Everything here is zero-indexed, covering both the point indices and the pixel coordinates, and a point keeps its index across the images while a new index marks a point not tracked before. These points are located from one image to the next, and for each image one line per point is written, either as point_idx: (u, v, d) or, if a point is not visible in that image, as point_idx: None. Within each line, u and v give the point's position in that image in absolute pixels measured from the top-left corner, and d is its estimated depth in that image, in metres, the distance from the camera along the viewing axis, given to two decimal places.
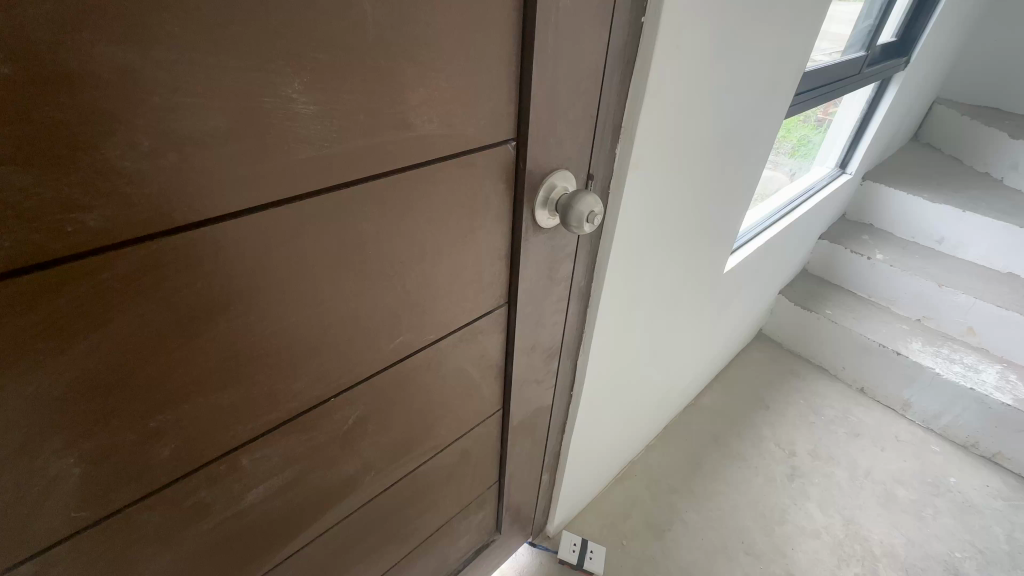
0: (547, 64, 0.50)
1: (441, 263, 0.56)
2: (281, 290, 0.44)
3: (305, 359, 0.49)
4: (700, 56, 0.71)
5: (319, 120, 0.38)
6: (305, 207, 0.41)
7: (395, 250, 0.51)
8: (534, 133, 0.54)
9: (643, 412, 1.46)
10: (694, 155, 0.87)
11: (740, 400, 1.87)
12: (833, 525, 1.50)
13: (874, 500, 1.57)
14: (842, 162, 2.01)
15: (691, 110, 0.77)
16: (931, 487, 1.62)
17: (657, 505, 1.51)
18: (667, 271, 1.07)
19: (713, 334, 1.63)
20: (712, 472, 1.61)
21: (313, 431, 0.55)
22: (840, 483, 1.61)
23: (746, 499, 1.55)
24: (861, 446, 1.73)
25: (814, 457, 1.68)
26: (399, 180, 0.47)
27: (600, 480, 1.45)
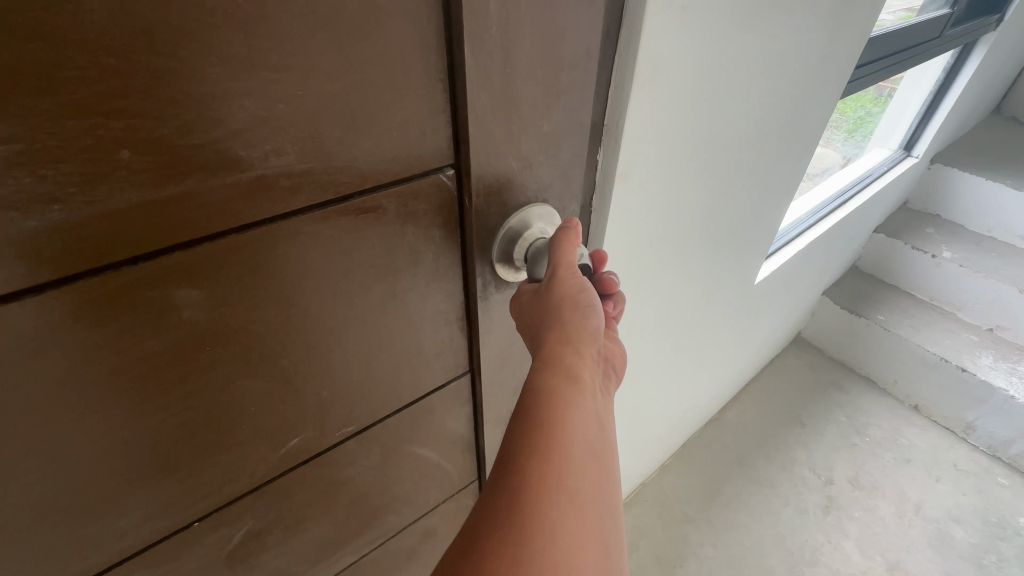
0: (493, 54, 0.30)
1: (347, 346, 0.38)
2: (30, 432, 0.28)
3: (116, 499, 0.34)
4: (721, 23, 0.50)
5: (26, 170, 0.22)
6: (25, 317, 0.25)
7: (257, 341, 0.34)
8: (484, 165, 0.34)
9: (653, 436, 1.30)
10: (713, 155, 0.67)
11: (773, 415, 1.66)
12: (874, 570, 1.31)
13: (924, 541, 1.37)
14: (906, 143, 1.72)
15: (708, 99, 0.57)
16: (996, 528, 1.40)
17: (668, 536, 1.36)
18: (679, 291, 0.89)
19: (740, 348, 1.43)
20: (734, 500, 1.44)
21: (176, 558, 0.41)
22: (885, 519, 1.41)
23: (769, 531, 1.38)
24: (912, 475, 1.51)
25: (855, 487, 1.48)
26: (236, 249, 0.29)
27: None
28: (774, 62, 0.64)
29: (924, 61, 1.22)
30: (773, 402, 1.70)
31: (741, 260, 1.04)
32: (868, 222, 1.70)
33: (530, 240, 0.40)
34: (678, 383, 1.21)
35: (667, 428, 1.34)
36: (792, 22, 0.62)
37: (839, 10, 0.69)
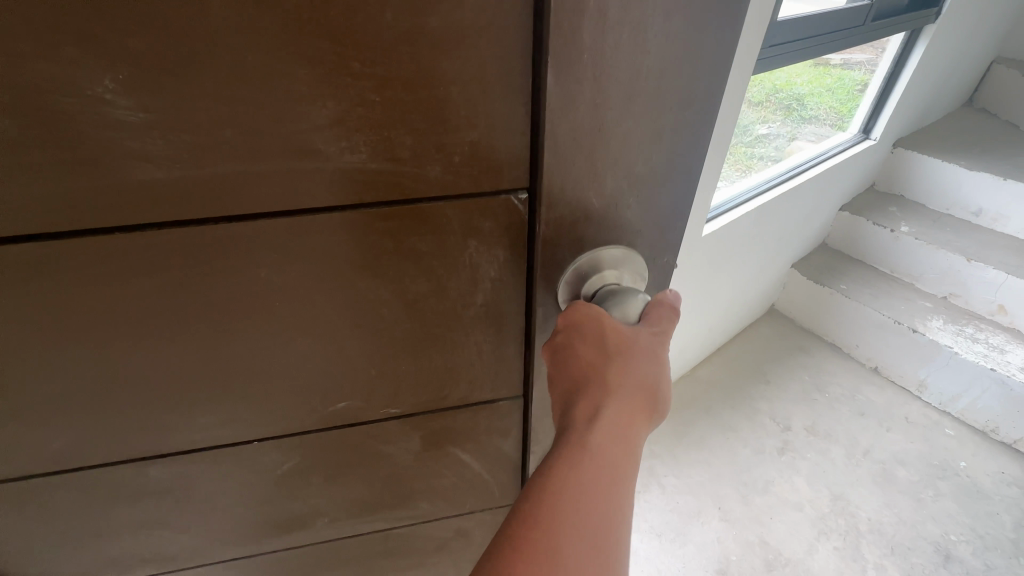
0: (584, 82, 0.28)
1: (397, 335, 0.41)
2: (135, 327, 0.36)
3: (195, 401, 0.42)
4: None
5: (158, 133, 0.28)
6: (145, 244, 0.32)
7: (320, 310, 0.38)
8: (560, 193, 0.33)
9: None
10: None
11: (741, 372, 1.78)
12: (819, 499, 1.48)
13: (868, 478, 1.53)
14: (865, 128, 1.68)
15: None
16: (936, 469, 1.56)
17: None
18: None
19: (700, 326, 1.49)
20: (697, 440, 1.60)
21: (240, 464, 0.48)
22: (835, 460, 1.57)
23: (729, 466, 1.54)
24: (865, 425, 1.65)
25: (810, 433, 1.62)
26: (308, 225, 0.33)
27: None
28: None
29: (835, 50, 1.24)
30: (743, 356, 1.83)
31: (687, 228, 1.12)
32: (822, 207, 1.68)
33: (627, 292, 0.36)
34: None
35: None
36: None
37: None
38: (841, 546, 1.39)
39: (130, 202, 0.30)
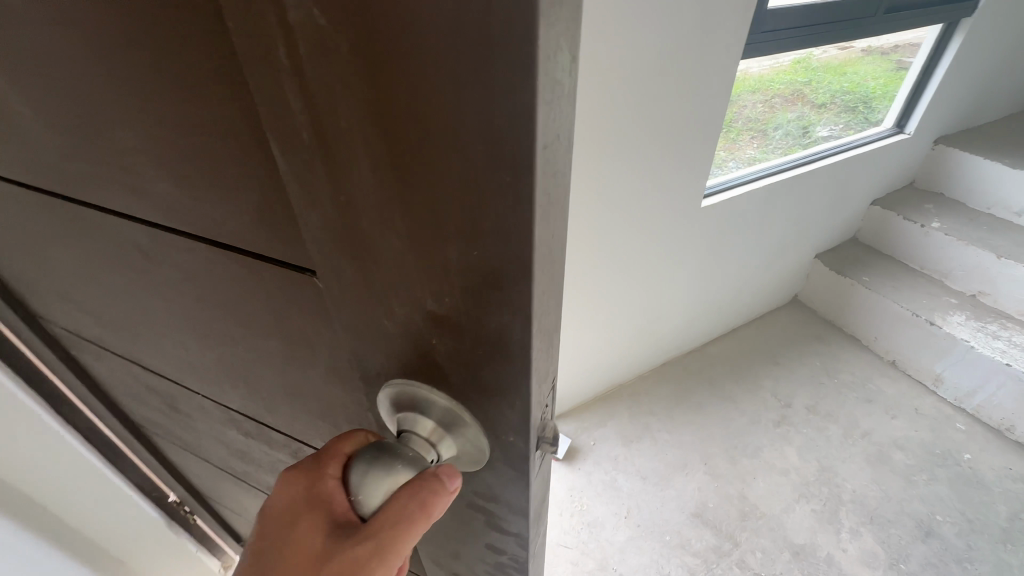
0: (314, 162, 0.22)
1: (264, 361, 0.42)
2: (80, 267, 0.44)
3: (137, 337, 0.50)
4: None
5: (46, 130, 0.33)
6: (61, 208, 0.38)
7: (197, 314, 0.41)
8: (334, 285, 0.27)
9: (625, 332, 1.58)
10: (590, 119, 1.02)
11: (752, 353, 1.88)
12: (805, 468, 1.50)
13: (862, 456, 1.52)
14: (898, 122, 1.82)
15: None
16: (937, 458, 1.53)
17: (631, 422, 1.63)
18: (596, 207, 1.18)
19: (702, 291, 1.69)
20: (695, 405, 1.68)
21: (183, 399, 0.57)
22: (831, 437, 1.57)
23: (722, 431, 1.59)
24: (870, 411, 1.65)
25: (810, 412, 1.65)
26: (159, 237, 0.35)
27: (574, 395, 1.63)
28: (627, 52, 0.98)
29: (863, 35, 1.41)
30: (753, 344, 1.92)
31: (672, 185, 1.29)
32: (845, 194, 1.83)
33: (392, 468, 0.27)
34: (623, 291, 1.45)
35: (632, 335, 1.62)
36: (632, 27, 0.95)
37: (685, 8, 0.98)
38: (818, 509, 1.40)
39: (42, 174, 0.36)
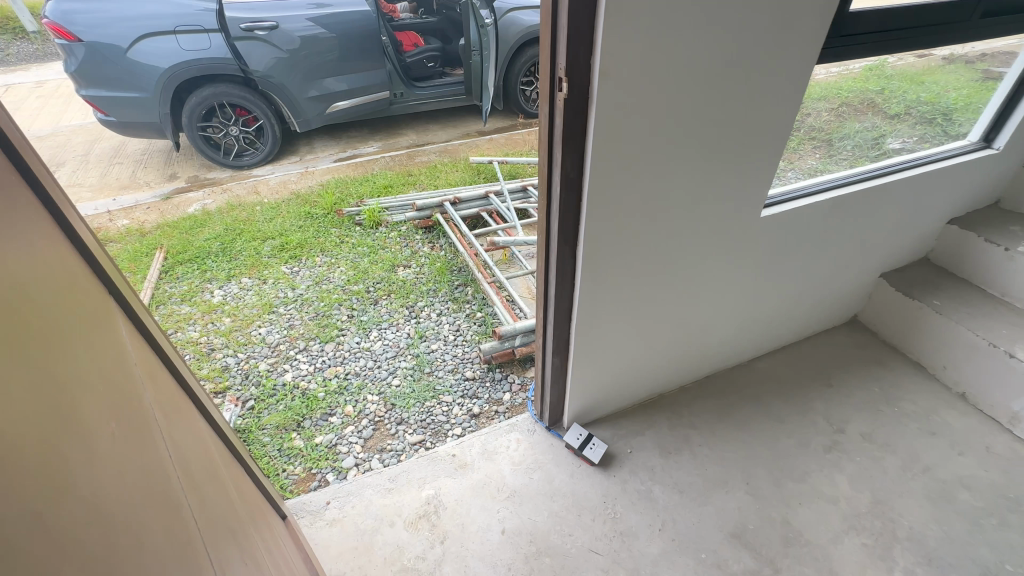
0: None
1: None
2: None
3: None
4: (626, 49, 0.87)
5: None
6: None
7: None
8: None
9: (670, 340, 1.55)
10: (652, 123, 1.00)
11: (804, 373, 1.80)
12: (857, 499, 1.41)
13: (921, 492, 1.42)
14: (986, 136, 1.69)
15: (614, 84, 0.90)
16: (1009, 502, 1.40)
17: (671, 433, 1.59)
18: (650, 213, 1.16)
19: (753, 304, 1.63)
20: (740, 422, 1.63)
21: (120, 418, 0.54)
22: (887, 469, 1.48)
23: (767, 451, 1.53)
24: (933, 444, 1.54)
25: (865, 440, 1.56)
26: None
27: (614, 399, 1.61)
28: (694, 54, 0.95)
29: (949, 43, 1.31)
30: (805, 364, 1.84)
31: (730, 194, 1.26)
32: (919, 212, 1.72)
33: None
34: (671, 299, 1.42)
35: (677, 345, 1.59)
36: (702, 30, 0.92)
37: (761, 11, 0.94)
38: (869, 544, 1.31)
39: None
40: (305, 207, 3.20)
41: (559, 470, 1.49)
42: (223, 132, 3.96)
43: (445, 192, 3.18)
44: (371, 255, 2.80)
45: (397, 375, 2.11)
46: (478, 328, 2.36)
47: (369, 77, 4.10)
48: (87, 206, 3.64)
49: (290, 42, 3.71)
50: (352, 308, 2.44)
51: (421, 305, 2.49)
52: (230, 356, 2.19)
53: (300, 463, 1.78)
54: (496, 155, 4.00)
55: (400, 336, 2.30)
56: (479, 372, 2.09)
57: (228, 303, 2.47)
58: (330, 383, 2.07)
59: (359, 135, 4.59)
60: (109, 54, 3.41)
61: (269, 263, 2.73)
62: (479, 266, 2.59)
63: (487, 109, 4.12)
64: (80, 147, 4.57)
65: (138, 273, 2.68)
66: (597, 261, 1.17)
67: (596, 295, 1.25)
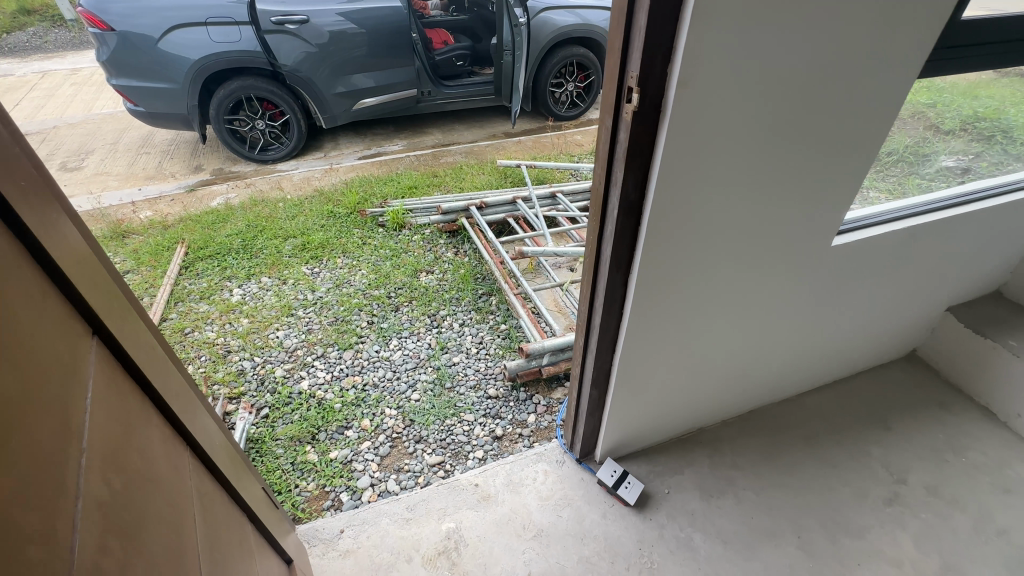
0: None
1: None
2: None
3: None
4: (711, 55, 0.75)
5: None
6: None
7: None
8: None
9: (716, 373, 1.43)
10: (729, 140, 0.88)
11: (858, 412, 1.65)
12: (924, 562, 1.27)
13: (997, 559, 1.27)
14: None
15: (693, 95, 0.78)
16: None
17: (713, 473, 1.47)
18: (712, 239, 1.04)
19: (808, 337, 1.50)
20: (789, 465, 1.49)
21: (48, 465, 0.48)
22: (957, 529, 1.33)
23: (820, 501, 1.39)
24: (1008, 503, 1.39)
25: (930, 494, 1.41)
26: None
27: (651, 433, 1.49)
28: (785, 64, 0.82)
29: None
30: (859, 401, 1.69)
31: (801, 220, 1.13)
32: (996, 243, 1.56)
33: None
34: (723, 331, 1.30)
35: (723, 377, 1.46)
36: (798, 37, 0.79)
37: (865, 16, 0.82)
38: None
39: None
40: (329, 206, 3.13)
41: (590, 509, 1.38)
42: (249, 125, 3.93)
43: (471, 196, 3.08)
44: (393, 259, 2.72)
45: (417, 389, 2.02)
46: (502, 342, 2.25)
47: (397, 75, 4.03)
48: (112, 195, 3.63)
49: (320, 37, 3.65)
50: (372, 314, 2.36)
51: (443, 314, 2.39)
52: (247, 360, 2.12)
53: (313, 479, 1.70)
54: (523, 158, 3.89)
55: (421, 347, 2.21)
56: (503, 390, 1.99)
57: (247, 303, 2.41)
58: (347, 394, 1.99)
59: (384, 133, 4.53)
60: (140, 44, 3.41)
61: (290, 263, 2.67)
62: (504, 275, 2.48)
63: (516, 110, 4.01)
64: (110, 136, 4.60)
65: (159, 268, 2.64)
66: (651, 291, 1.05)
67: (645, 326, 1.13)
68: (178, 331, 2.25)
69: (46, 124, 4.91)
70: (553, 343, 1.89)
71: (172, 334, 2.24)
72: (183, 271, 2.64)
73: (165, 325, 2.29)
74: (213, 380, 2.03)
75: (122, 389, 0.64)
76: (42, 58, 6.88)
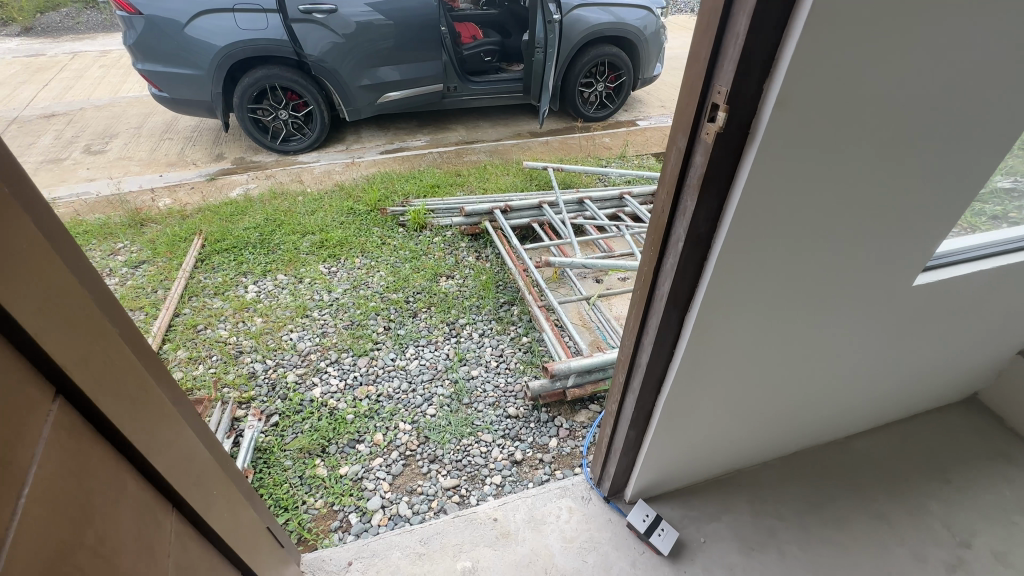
0: None
1: None
2: None
3: None
4: (823, 72, 0.62)
5: None
6: None
7: None
8: None
9: (764, 414, 1.30)
10: (825, 171, 0.75)
11: (914, 462, 1.51)
12: None
13: None
14: None
15: (792, 119, 0.65)
16: None
17: (754, 522, 1.34)
18: (787, 278, 0.91)
19: (867, 379, 1.36)
20: (837, 518, 1.36)
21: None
22: None
23: (873, 563, 1.27)
24: None
25: (998, 562, 1.27)
26: None
27: (687, 474, 1.37)
28: (904, 84, 0.69)
29: None
30: (915, 449, 1.55)
31: (882, 259, 0.99)
32: None
33: None
34: (780, 372, 1.17)
35: (770, 418, 1.34)
36: (925, 55, 0.66)
37: (1008, 32, 0.68)
38: None
39: None
40: (349, 202, 3.05)
41: (618, 555, 1.26)
42: (272, 115, 3.86)
43: (495, 198, 2.97)
44: (413, 261, 2.62)
45: (433, 404, 1.92)
46: (523, 356, 2.14)
47: (424, 69, 3.93)
48: (132, 181, 3.60)
49: (347, 28, 3.56)
50: (388, 319, 2.27)
51: (462, 323, 2.29)
52: (258, 362, 2.04)
53: (321, 496, 1.61)
54: (550, 160, 3.76)
55: (438, 358, 2.11)
56: (523, 410, 1.88)
57: (261, 301, 2.34)
58: (359, 404, 1.90)
59: (407, 128, 4.44)
60: (168, 29, 3.37)
61: (307, 261, 2.59)
62: (528, 285, 2.37)
63: (544, 110, 3.88)
64: (134, 120, 4.58)
65: (175, 260, 2.58)
66: (710, 332, 0.93)
67: (697, 369, 1.01)
68: (190, 328, 2.19)
69: (73, 105, 4.91)
70: (580, 364, 1.78)
71: (184, 331, 2.17)
72: (198, 264, 2.58)
73: (177, 320, 2.22)
74: (223, 382, 1.96)
75: (70, 434, 0.57)
76: (72, 38, 6.92)
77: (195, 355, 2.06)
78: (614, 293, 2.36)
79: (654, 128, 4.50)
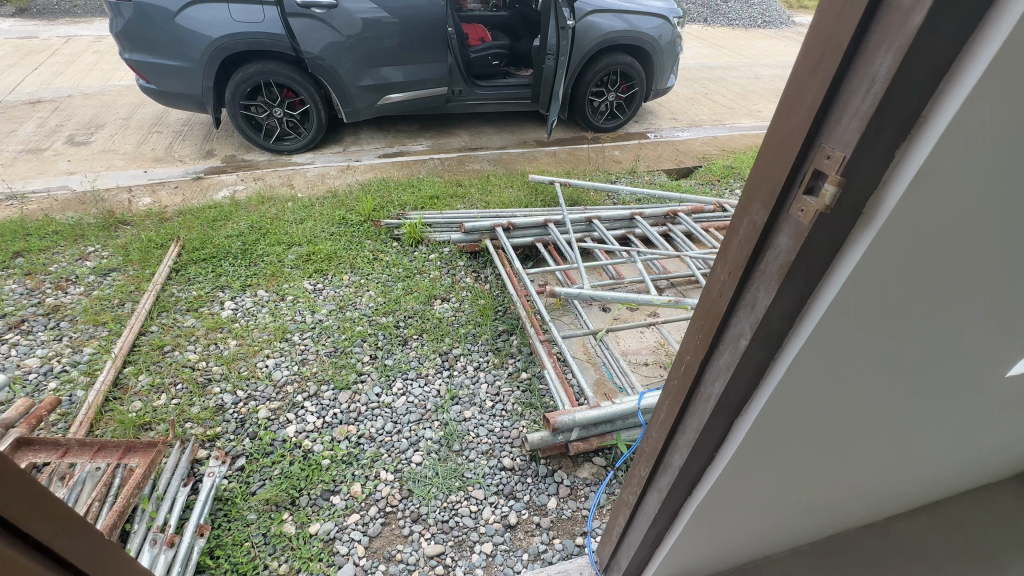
0: None
1: None
2: None
3: None
4: (991, 139, 0.42)
5: None
6: None
7: None
8: None
9: (804, 503, 1.11)
10: (953, 270, 0.55)
11: (965, 552, 1.33)
12: None
13: None
14: None
15: (926, 208, 0.46)
16: None
17: None
18: (868, 389, 0.71)
19: (924, 466, 1.17)
20: None
21: None
22: None
23: None
24: None
25: None
26: None
27: (710, 565, 1.18)
28: None
29: None
30: (959, 537, 1.36)
31: (983, 353, 0.80)
32: None
33: None
34: (833, 467, 0.98)
35: (809, 507, 1.15)
36: None
37: None
38: None
39: None
40: (341, 211, 2.85)
41: None
42: (265, 112, 3.66)
43: (497, 215, 2.77)
44: (405, 281, 2.42)
45: (419, 450, 1.72)
46: (522, 397, 1.95)
47: (427, 71, 3.73)
48: (114, 177, 3.39)
49: (349, 25, 3.36)
50: (376, 347, 2.08)
51: (456, 354, 2.10)
52: (228, 394, 1.84)
53: (286, 560, 1.41)
54: (556, 172, 3.57)
55: (428, 395, 1.91)
56: (519, 461, 1.69)
57: (237, 321, 2.13)
58: (337, 447, 1.70)
59: (408, 131, 4.24)
60: (157, 18, 3.16)
61: (291, 275, 2.38)
62: (531, 316, 2.16)
63: (552, 120, 3.69)
64: (122, 110, 4.36)
65: (147, 269, 2.37)
66: (761, 446, 0.73)
67: (738, 482, 0.81)
68: (157, 349, 1.98)
69: (60, 92, 4.68)
70: (586, 416, 1.59)
71: (149, 352, 1.97)
72: (173, 274, 2.37)
73: (143, 340, 2.02)
74: (187, 416, 1.75)
75: None
76: (68, 21, 6.68)
77: (158, 382, 1.85)
78: (623, 327, 2.17)
79: (666, 142, 4.32)
